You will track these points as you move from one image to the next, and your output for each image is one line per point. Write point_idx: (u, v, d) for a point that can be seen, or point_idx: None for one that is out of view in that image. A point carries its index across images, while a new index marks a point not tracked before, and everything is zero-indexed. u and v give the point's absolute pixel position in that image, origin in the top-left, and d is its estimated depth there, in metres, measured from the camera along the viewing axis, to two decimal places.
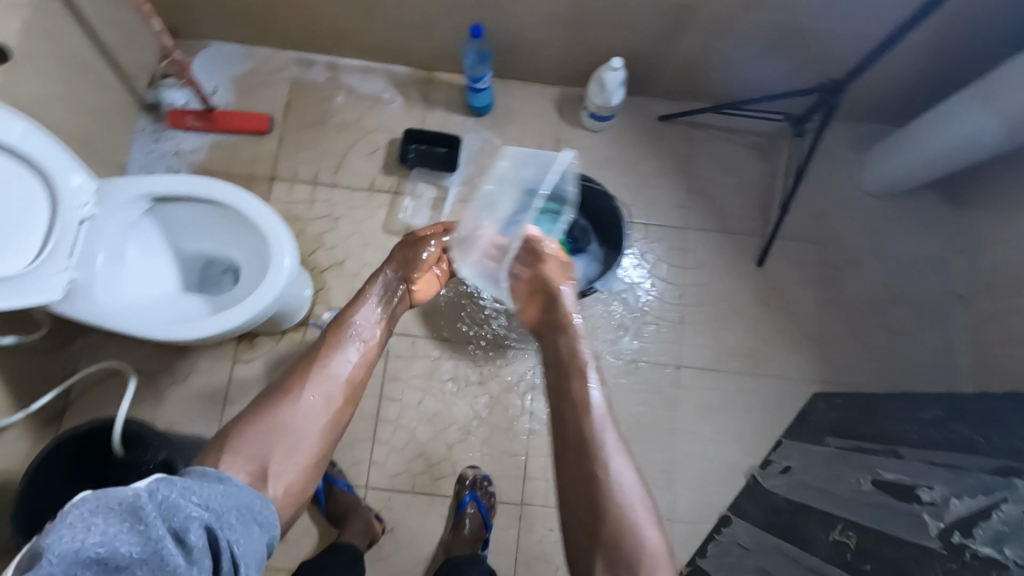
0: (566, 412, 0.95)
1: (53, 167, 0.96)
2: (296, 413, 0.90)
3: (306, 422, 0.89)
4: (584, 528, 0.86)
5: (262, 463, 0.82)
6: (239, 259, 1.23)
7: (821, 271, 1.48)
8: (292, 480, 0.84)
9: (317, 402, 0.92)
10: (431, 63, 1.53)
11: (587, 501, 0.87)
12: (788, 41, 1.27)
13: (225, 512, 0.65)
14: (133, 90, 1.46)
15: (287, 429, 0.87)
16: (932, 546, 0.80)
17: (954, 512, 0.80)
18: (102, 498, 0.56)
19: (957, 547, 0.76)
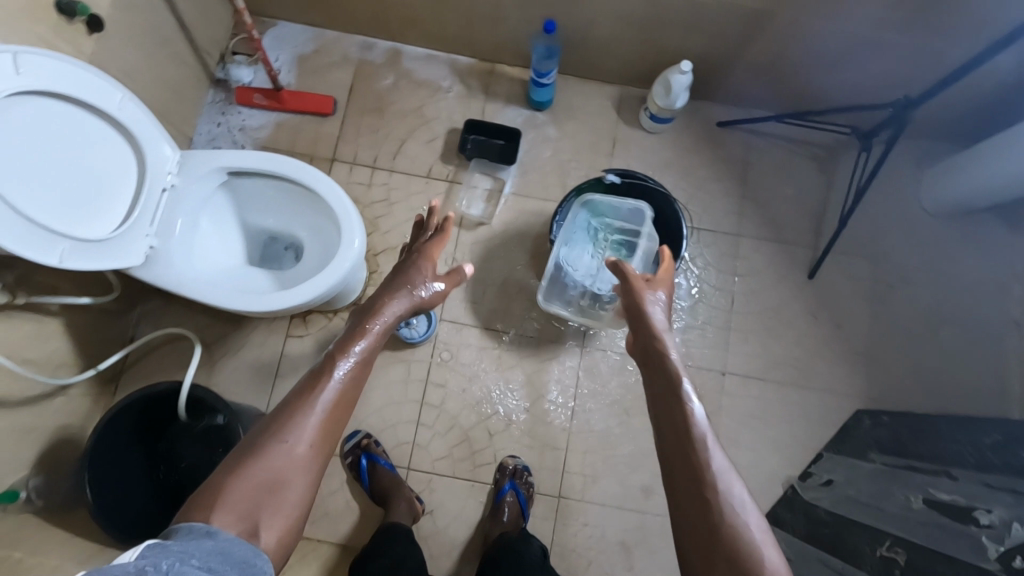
0: (673, 433, 0.87)
1: (143, 135, 0.99)
2: (287, 452, 0.78)
3: (297, 461, 0.78)
4: (697, 544, 0.75)
5: (251, 518, 0.72)
6: (304, 237, 1.25)
7: (873, 287, 1.47)
8: (282, 530, 0.74)
9: (309, 438, 0.81)
10: (495, 55, 1.54)
11: (704, 525, 0.76)
12: (863, 53, 1.26)
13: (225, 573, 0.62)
14: (204, 65, 1.49)
15: (276, 472, 0.76)
16: (989, 568, 0.81)
17: (1016, 537, 0.80)
18: None
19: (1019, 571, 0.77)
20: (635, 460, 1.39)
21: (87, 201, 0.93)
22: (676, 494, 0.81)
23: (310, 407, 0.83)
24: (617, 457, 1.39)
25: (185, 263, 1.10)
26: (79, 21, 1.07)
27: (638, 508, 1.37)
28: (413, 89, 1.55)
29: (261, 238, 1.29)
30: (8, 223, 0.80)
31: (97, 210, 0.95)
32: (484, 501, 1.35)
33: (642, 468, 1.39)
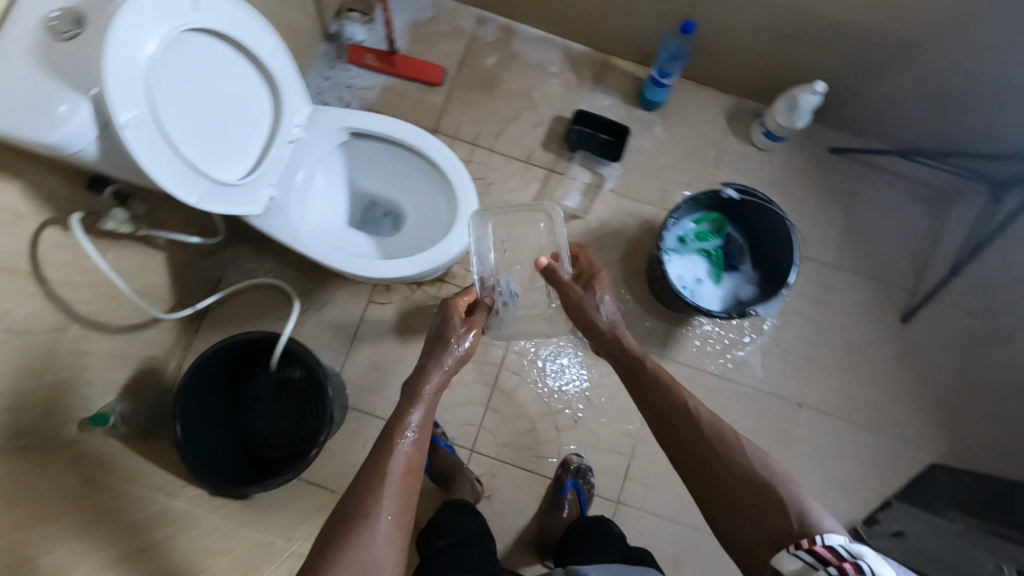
0: (674, 421, 0.87)
1: (284, 85, 0.97)
2: (373, 531, 0.74)
3: (386, 541, 0.74)
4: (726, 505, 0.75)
5: None
6: (409, 206, 1.24)
7: (968, 341, 1.42)
8: None
9: (391, 512, 0.77)
10: (613, 48, 1.50)
11: (736, 492, 0.75)
12: (1013, 100, 1.20)
13: None
14: (322, 18, 1.48)
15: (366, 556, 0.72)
16: None
17: None
18: None
19: None
20: None
21: (228, 144, 0.92)
22: (693, 469, 0.81)
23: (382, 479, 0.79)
24: None
25: (297, 217, 1.09)
26: None
27: (695, 526, 1.35)
28: (524, 70, 1.52)
29: (362, 202, 1.28)
30: (164, 158, 0.79)
31: (234, 154, 0.94)
32: (543, 494, 1.35)
33: None
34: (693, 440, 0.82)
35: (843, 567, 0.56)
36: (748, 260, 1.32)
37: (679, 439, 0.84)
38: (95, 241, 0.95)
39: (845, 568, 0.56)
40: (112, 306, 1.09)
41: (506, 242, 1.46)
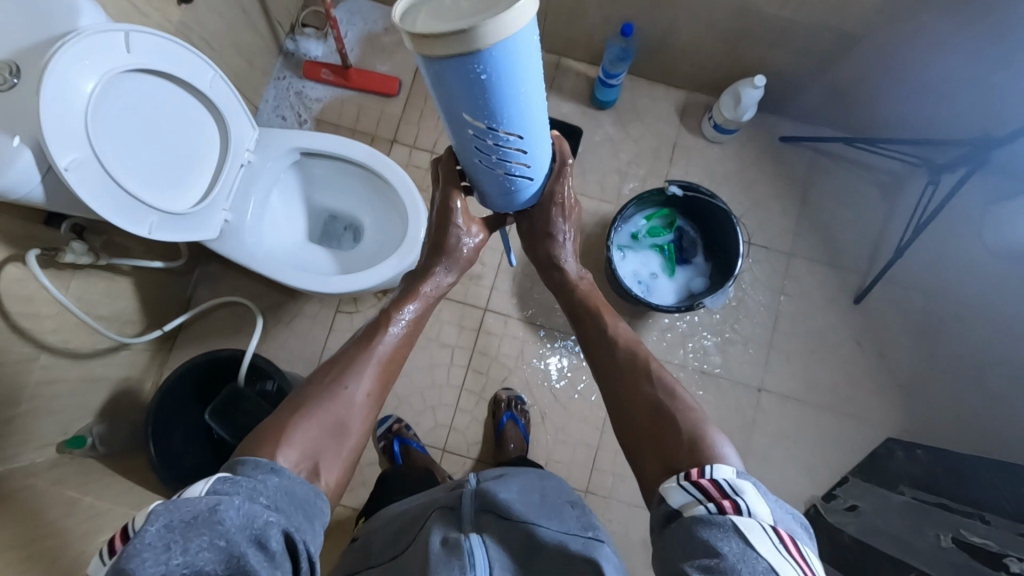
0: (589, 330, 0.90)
1: (228, 114, 1.02)
2: (347, 395, 0.69)
3: (353, 412, 0.68)
4: (635, 431, 0.74)
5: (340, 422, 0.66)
6: (366, 217, 1.28)
7: (922, 322, 1.46)
8: (342, 466, 0.64)
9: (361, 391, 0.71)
10: (563, 50, 1.53)
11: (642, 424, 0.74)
12: (945, 87, 1.24)
13: (292, 511, 0.52)
14: (276, 38, 1.51)
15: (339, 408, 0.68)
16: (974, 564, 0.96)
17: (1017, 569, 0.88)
18: (174, 511, 0.44)
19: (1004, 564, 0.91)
20: None
21: (173, 175, 0.96)
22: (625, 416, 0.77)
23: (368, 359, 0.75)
24: None
25: (255, 238, 1.13)
26: None
27: None
28: None
29: (322, 219, 1.32)
30: (101, 193, 0.83)
31: (180, 181, 0.97)
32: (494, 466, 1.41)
33: None
34: (634, 394, 0.78)
35: (721, 506, 0.57)
36: (699, 252, 1.36)
37: (607, 377, 0.83)
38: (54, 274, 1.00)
39: (723, 507, 0.56)
40: (84, 334, 1.13)
41: None
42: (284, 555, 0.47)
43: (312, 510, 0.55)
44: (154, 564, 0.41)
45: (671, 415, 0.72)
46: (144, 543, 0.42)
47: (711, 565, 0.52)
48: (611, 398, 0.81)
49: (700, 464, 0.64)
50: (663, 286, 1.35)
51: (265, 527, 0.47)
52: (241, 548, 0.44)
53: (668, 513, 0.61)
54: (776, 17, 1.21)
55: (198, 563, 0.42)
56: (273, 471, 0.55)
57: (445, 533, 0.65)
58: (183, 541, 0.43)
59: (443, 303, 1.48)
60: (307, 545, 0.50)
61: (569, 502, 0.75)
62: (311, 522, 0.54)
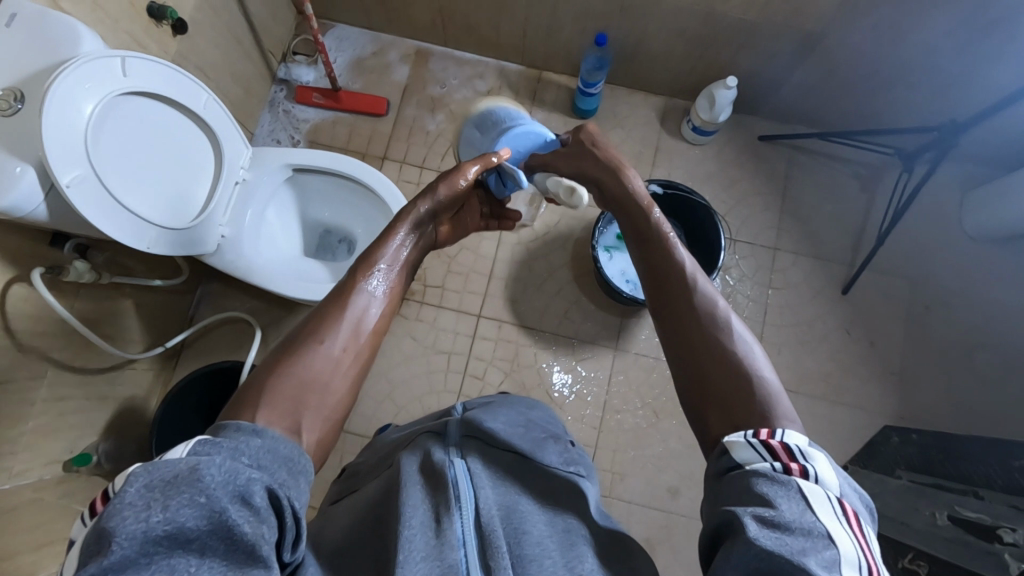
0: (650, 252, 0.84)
1: (222, 134, 1.07)
2: (326, 356, 0.71)
3: (335, 371, 0.71)
4: (693, 361, 0.69)
5: (321, 382, 0.69)
6: (359, 228, 1.33)
7: (910, 308, 1.49)
8: (324, 429, 0.67)
9: (343, 351, 0.73)
10: (544, 64, 1.60)
11: (704, 356, 0.68)
12: (908, 77, 1.29)
13: (275, 469, 0.54)
14: (269, 65, 1.58)
15: (319, 368, 0.70)
16: (970, 538, 0.96)
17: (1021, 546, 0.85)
18: (155, 471, 0.45)
19: (1000, 537, 0.90)
20: (664, 461, 1.44)
21: (169, 189, 1.01)
22: (686, 343, 0.71)
23: (348, 315, 0.78)
24: (645, 456, 1.45)
25: (251, 251, 1.17)
26: (165, 24, 1.16)
27: (663, 508, 1.41)
28: (465, 93, 1.62)
29: (318, 232, 1.37)
30: (101, 207, 0.87)
31: (176, 197, 1.02)
32: None
33: (668, 470, 1.44)
34: (711, 338, 0.70)
35: (788, 467, 0.53)
36: (685, 250, 1.39)
37: (662, 297, 0.77)
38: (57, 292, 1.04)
39: (790, 469, 0.53)
40: (89, 352, 1.17)
41: (460, 256, 1.55)
42: (268, 511, 0.49)
43: (297, 466, 0.56)
44: (135, 521, 0.43)
45: (748, 373, 0.65)
46: (125, 504, 0.43)
47: (770, 520, 0.50)
48: (682, 325, 0.73)
49: (766, 425, 0.60)
50: None
51: (248, 483, 0.48)
52: (221, 506, 0.45)
53: (728, 463, 0.57)
54: (742, 21, 1.27)
55: (179, 519, 0.44)
56: (255, 433, 0.55)
57: (433, 450, 0.71)
58: (163, 500, 0.44)
59: (438, 311, 1.52)
60: (291, 500, 0.52)
61: (550, 432, 0.83)
62: (293, 479, 0.55)
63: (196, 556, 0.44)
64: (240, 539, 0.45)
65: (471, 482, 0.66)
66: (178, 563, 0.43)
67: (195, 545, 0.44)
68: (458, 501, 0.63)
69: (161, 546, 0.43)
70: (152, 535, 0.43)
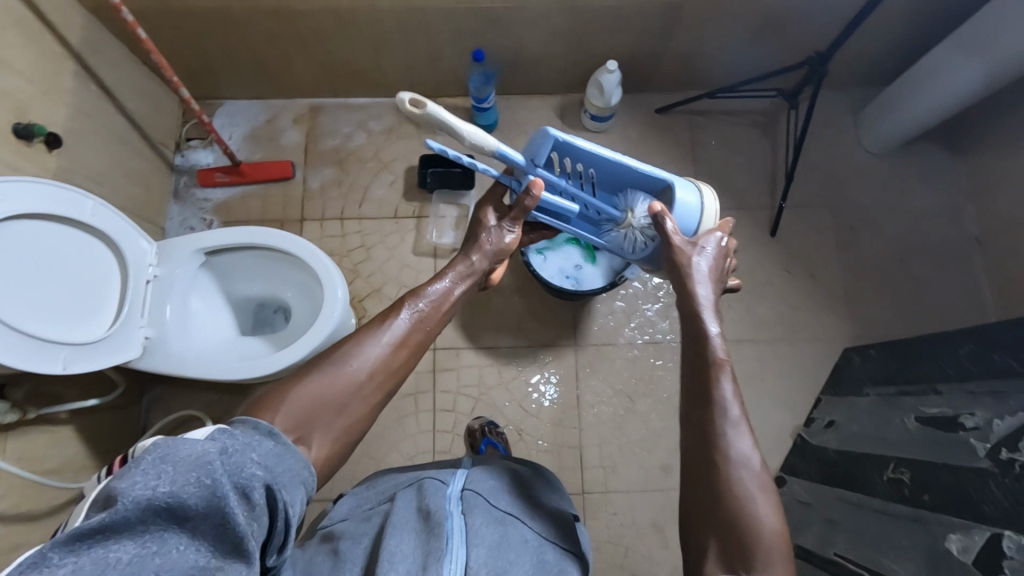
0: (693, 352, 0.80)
1: (120, 236, 1.05)
2: (350, 373, 0.76)
3: (354, 391, 0.75)
4: (711, 485, 0.68)
5: (339, 403, 0.73)
6: (289, 295, 1.30)
7: (836, 232, 1.55)
8: (328, 446, 0.70)
9: (367, 370, 0.77)
10: (437, 91, 1.62)
11: (723, 483, 0.68)
12: (770, 22, 1.36)
13: (283, 469, 0.57)
14: (164, 157, 1.55)
15: (338, 384, 0.74)
16: (940, 433, 0.98)
17: (998, 432, 0.87)
18: (173, 445, 0.48)
19: (967, 426, 0.93)
20: (649, 442, 1.45)
21: (74, 304, 0.97)
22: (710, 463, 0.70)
23: (382, 339, 0.81)
24: (630, 441, 1.45)
25: (180, 345, 1.14)
26: (38, 142, 1.13)
27: (661, 487, 1.41)
28: (368, 138, 1.63)
29: (251, 308, 1.34)
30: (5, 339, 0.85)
31: (84, 311, 0.99)
32: None
33: (656, 448, 1.44)
34: (731, 474, 0.68)
35: None
36: None
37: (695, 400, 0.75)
38: None
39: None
40: (35, 495, 1.10)
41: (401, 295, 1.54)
42: (263, 507, 0.52)
43: (298, 476, 0.59)
44: (143, 488, 0.45)
45: (754, 520, 0.66)
46: (139, 469, 0.46)
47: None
48: (702, 431, 0.72)
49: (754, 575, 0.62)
50: (589, 274, 1.40)
51: (249, 479, 0.51)
52: (225, 493, 0.48)
53: None
54: (604, 8, 1.32)
55: (183, 494, 0.46)
56: (270, 432, 0.58)
57: (436, 500, 0.71)
58: (174, 473, 0.46)
59: None
60: (286, 505, 0.55)
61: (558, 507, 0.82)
62: (294, 483, 0.58)
63: (187, 535, 0.47)
64: (234, 529, 0.48)
65: (462, 531, 0.66)
66: (170, 537, 0.46)
67: (187, 522, 0.47)
68: (449, 546, 0.64)
69: (159, 515, 0.45)
70: (156, 504, 0.45)
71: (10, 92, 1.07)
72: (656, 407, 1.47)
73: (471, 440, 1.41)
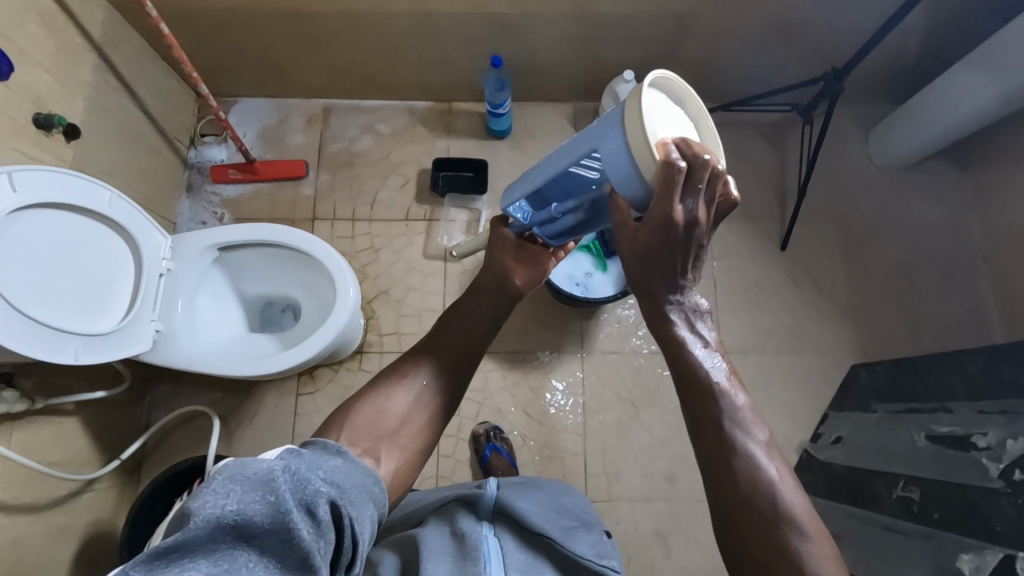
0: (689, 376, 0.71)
1: (135, 229, 1.05)
2: (405, 394, 0.78)
3: (411, 408, 0.77)
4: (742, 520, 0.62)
5: (400, 420, 0.75)
6: (299, 293, 1.30)
7: (845, 247, 1.55)
8: (399, 460, 0.72)
9: (425, 390, 0.80)
10: (450, 95, 1.63)
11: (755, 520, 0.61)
12: (784, 36, 1.37)
13: (348, 489, 0.55)
14: (177, 152, 1.56)
15: (395, 406, 0.76)
16: (953, 451, 0.97)
17: (1011, 452, 0.86)
18: (240, 465, 0.47)
19: (981, 446, 0.92)
20: (654, 451, 1.44)
21: (88, 296, 0.97)
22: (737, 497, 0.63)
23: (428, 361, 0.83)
24: (635, 450, 1.44)
25: (189, 340, 1.14)
26: (56, 132, 1.13)
27: (664, 497, 1.40)
28: (380, 140, 1.64)
29: (259, 306, 1.34)
30: (15, 328, 0.84)
31: (97, 303, 0.99)
32: None
33: (660, 458, 1.44)
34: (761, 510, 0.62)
35: None
36: None
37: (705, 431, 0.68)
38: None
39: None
40: (38, 485, 1.10)
41: (409, 297, 1.53)
42: (331, 524, 0.49)
43: (361, 497, 0.56)
44: (212, 505, 0.43)
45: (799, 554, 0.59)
46: (208, 488, 0.44)
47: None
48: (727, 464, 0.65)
49: None
50: (598, 282, 1.40)
51: (315, 495, 0.48)
52: (292, 508, 0.46)
53: None
54: (620, 16, 1.33)
55: (249, 510, 0.44)
56: (338, 451, 0.60)
57: (467, 523, 0.73)
58: (242, 490, 0.45)
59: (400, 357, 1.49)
60: (353, 521, 0.52)
61: (583, 520, 0.83)
62: (361, 500, 0.56)
63: (256, 553, 0.44)
64: (303, 549, 0.45)
65: (496, 554, 0.68)
66: (241, 556, 0.44)
67: (255, 543, 0.44)
68: (488, 571, 0.64)
69: (228, 535, 0.44)
70: (225, 522, 0.43)
71: (30, 83, 1.08)
72: (661, 417, 1.47)
73: (475, 444, 1.40)
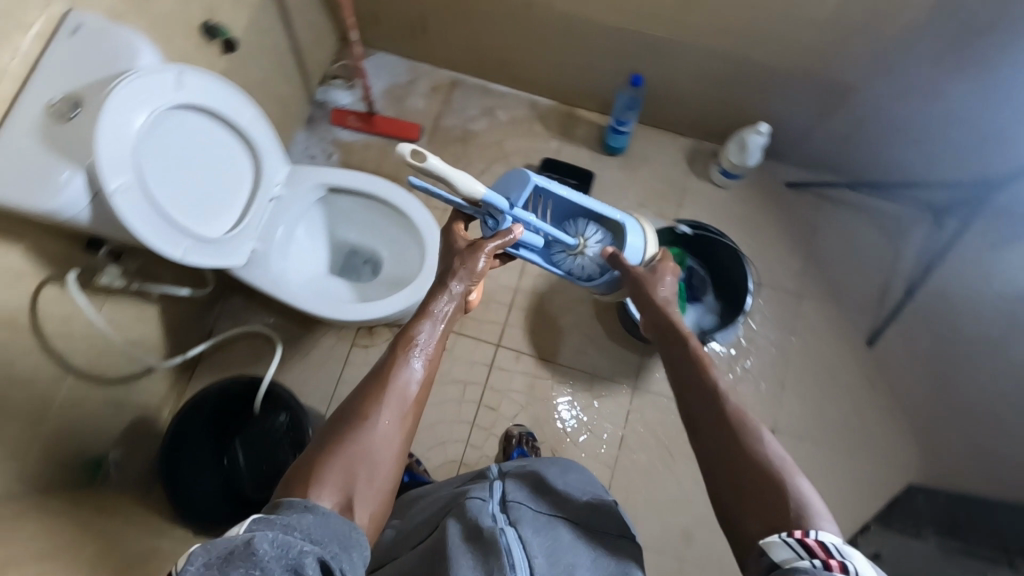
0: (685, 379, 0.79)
1: (263, 151, 1.09)
2: (368, 435, 0.67)
3: (381, 443, 0.67)
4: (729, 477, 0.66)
5: (368, 455, 0.66)
6: (385, 251, 1.33)
7: (936, 362, 1.46)
8: (379, 504, 0.65)
9: (394, 424, 0.70)
10: (576, 101, 1.63)
11: (737, 472, 0.66)
12: (938, 131, 1.31)
13: (337, 535, 0.55)
14: (308, 87, 1.62)
15: (361, 447, 0.66)
16: None
17: None
18: (210, 552, 0.47)
19: None
20: (678, 506, 1.40)
21: (207, 202, 1.02)
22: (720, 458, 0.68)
23: (386, 390, 0.72)
24: (659, 499, 1.41)
25: (278, 267, 1.18)
26: (218, 43, 1.20)
27: (676, 556, 1.37)
28: (497, 126, 1.66)
29: (345, 253, 1.38)
30: (144, 211, 0.88)
31: (213, 210, 1.03)
32: None
33: (683, 515, 1.40)
34: (737, 458, 0.67)
35: (828, 564, 0.51)
36: (709, 291, 1.39)
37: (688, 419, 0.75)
38: (89, 295, 1.05)
39: (829, 565, 0.51)
40: (111, 358, 1.16)
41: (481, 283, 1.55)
42: None
43: (353, 539, 0.56)
44: None
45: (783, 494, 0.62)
46: None
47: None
48: (708, 431, 0.71)
49: (801, 526, 0.58)
50: None
51: (299, 559, 0.49)
52: None
53: (766, 565, 0.56)
54: (774, 68, 1.29)
55: None
56: (309, 508, 0.57)
57: (484, 512, 0.73)
58: None
59: (457, 338, 1.51)
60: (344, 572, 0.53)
61: (595, 494, 0.84)
62: (355, 542, 0.56)
63: None
64: None
65: (525, 555, 0.67)
66: None
67: None
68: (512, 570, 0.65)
69: None
70: None
71: None
72: (695, 475, 1.43)
73: (505, 444, 1.40)
